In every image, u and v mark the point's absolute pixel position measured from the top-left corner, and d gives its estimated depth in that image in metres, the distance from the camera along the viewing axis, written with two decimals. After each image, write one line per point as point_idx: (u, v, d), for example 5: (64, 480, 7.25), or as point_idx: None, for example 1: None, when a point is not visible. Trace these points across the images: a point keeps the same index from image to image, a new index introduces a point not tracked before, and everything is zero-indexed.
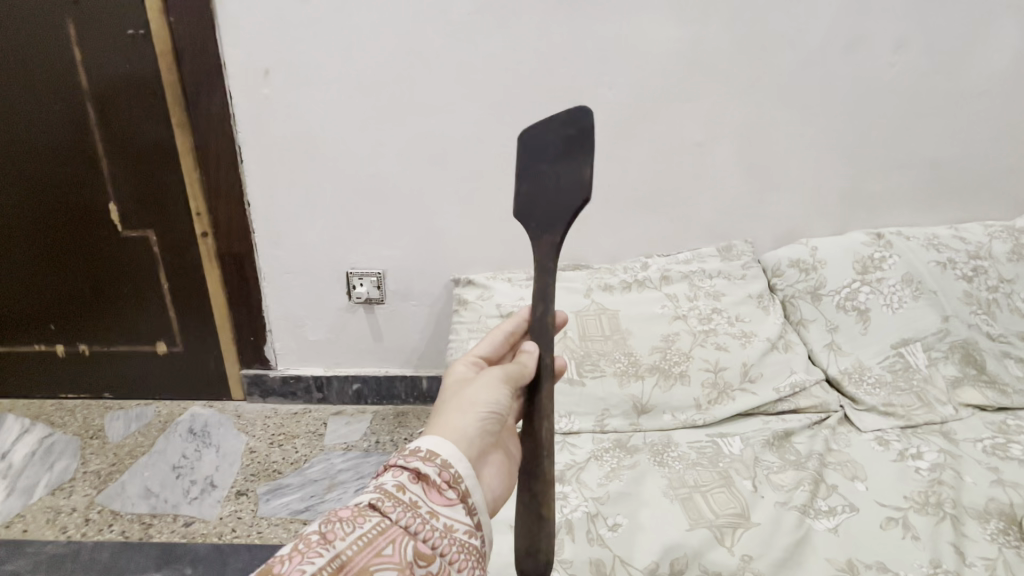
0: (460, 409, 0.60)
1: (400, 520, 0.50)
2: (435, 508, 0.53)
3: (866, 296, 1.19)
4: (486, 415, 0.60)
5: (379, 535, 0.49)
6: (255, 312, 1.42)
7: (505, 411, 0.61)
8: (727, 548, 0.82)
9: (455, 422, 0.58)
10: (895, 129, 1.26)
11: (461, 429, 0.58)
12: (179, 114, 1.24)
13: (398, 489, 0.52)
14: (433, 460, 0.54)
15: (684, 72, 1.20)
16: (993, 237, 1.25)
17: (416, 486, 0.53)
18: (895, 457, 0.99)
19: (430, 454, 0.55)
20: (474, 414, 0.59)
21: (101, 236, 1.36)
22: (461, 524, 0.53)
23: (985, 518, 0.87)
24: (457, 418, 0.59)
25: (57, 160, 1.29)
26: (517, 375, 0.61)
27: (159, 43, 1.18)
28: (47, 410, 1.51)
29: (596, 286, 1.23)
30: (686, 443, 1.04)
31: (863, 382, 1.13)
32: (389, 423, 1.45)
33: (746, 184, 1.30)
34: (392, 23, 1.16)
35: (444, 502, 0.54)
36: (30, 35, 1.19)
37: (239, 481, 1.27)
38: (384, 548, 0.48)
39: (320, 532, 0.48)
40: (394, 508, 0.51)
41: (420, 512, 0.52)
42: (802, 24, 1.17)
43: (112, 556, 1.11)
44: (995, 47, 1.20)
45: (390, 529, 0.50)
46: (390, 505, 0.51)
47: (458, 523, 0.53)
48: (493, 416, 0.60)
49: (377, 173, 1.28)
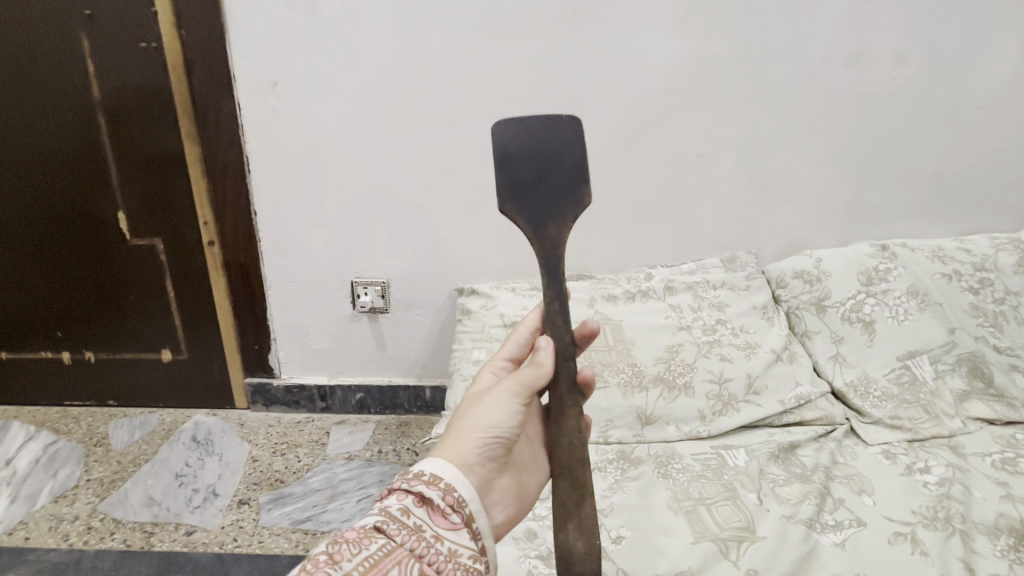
0: (466, 430, 0.59)
1: (406, 543, 0.50)
2: (439, 532, 0.53)
3: (871, 308, 1.18)
4: (491, 437, 0.59)
5: (385, 557, 0.49)
6: (259, 321, 1.42)
7: (511, 434, 0.60)
8: (733, 561, 0.81)
9: (457, 444, 0.58)
10: (899, 142, 1.26)
11: (464, 454, 0.57)
12: (189, 125, 1.25)
13: (403, 513, 0.52)
14: (436, 484, 0.54)
15: (687, 85, 1.20)
16: (999, 249, 1.24)
17: (420, 509, 0.53)
18: (903, 471, 0.98)
19: (433, 478, 0.54)
20: (477, 435, 0.58)
21: (111, 244, 1.37)
22: (465, 548, 0.53)
23: (994, 534, 0.86)
24: (459, 439, 0.58)
25: (68, 169, 1.31)
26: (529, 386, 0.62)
27: (170, 56, 1.19)
28: (52, 417, 1.51)
29: (600, 297, 1.23)
30: (690, 455, 1.03)
31: (869, 394, 1.12)
32: (392, 432, 1.44)
33: (750, 196, 1.30)
34: (398, 36, 1.17)
35: (449, 526, 0.53)
36: (42, 47, 1.21)
37: (241, 490, 1.27)
38: (390, 570, 0.48)
39: (328, 552, 0.48)
40: (399, 531, 0.51)
41: (425, 536, 0.52)
42: (803, 39, 1.17)
43: (113, 564, 1.10)
44: (997, 61, 1.20)
45: (396, 551, 0.49)
46: (395, 528, 0.51)
47: (463, 548, 0.53)
48: (500, 438, 0.59)
49: (382, 184, 1.29)
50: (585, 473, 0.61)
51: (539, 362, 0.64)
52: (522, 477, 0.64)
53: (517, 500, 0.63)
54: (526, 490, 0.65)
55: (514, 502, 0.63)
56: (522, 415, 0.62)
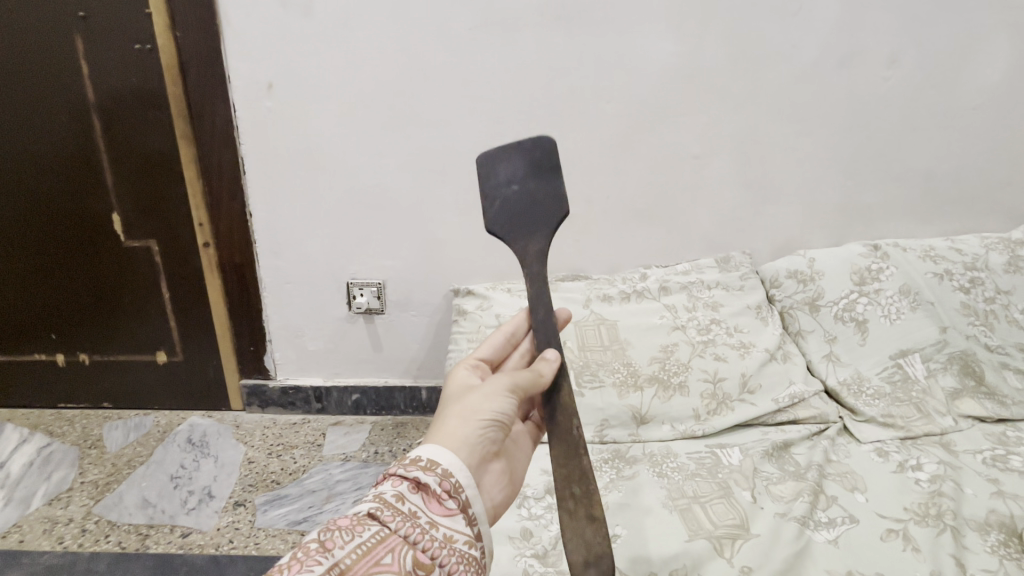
0: (464, 417, 0.59)
1: (399, 529, 0.50)
2: (434, 518, 0.53)
3: (863, 307, 1.19)
4: (489, 423, 0.59)
5: (379, 544, 0.49)
6: (255, 322, 1.43)
7: (508, 420, 0.61)
8: (727, 559, 0.82)
9: (456, 431, 0.58)
10: (891, 143, 1.27)
11: (463, 439, 0.57)
12: (183, 125, 1.25)
13: (397, 499, 0.52)
14: (433, 469, 0.54)
15: (682, 86, 1.21)
16: (989, 249, 1.25)
17: (416, 495, 0.53)
18: (895, 468, 0.99)
19: (430, 464, 0.54)
20: (477, 421, 0.59)
21: (104, 245, 1.36)
22: (460, 535, 0.53)
23: (985, 530, 0.87)
24: (458, 425, 0.58)
25: (62, 169, 1.30)
26: (527, 383, 0.61)
27: (164, 56, 1.19)
28: (45, 420, 1.50)
29: (595, 297, 1.24)
30: (685, 454, 1.04)
31: (861, 393, 1.13)
32: (388, 434, 1.45)
33: (743, 196, 1.31)
34: (394, 38, 1.17)
35: (444, 511, 0.54)
36: (38, 48, 1.21)
37: (237, 491, 1.27)
38: (383, 557, 0.48)
39: (319, 540, 0.48)
40: (394, 517, 0.51)
41: (420, 522, 0.52)
42: (797, 40, 1.18)
43: (108, 567, 1.10)
44: (988, 62, 1.21)
45: (389, 538, 0.49)
46: (389, 514, 0.51)
47: (458, 534, 0.53)
48: (497, 425, 0.60)
49: (378, 185, 1.29)
50: (577, 465, 0.60)
51: (539, 368, 0.63)
52: (513, 464, 0.65)
53: (511, 484, 0.63)
54: (518, 472, 0.66)
55: (510, 486, 0.63)
56: (518, 404, 0.62)
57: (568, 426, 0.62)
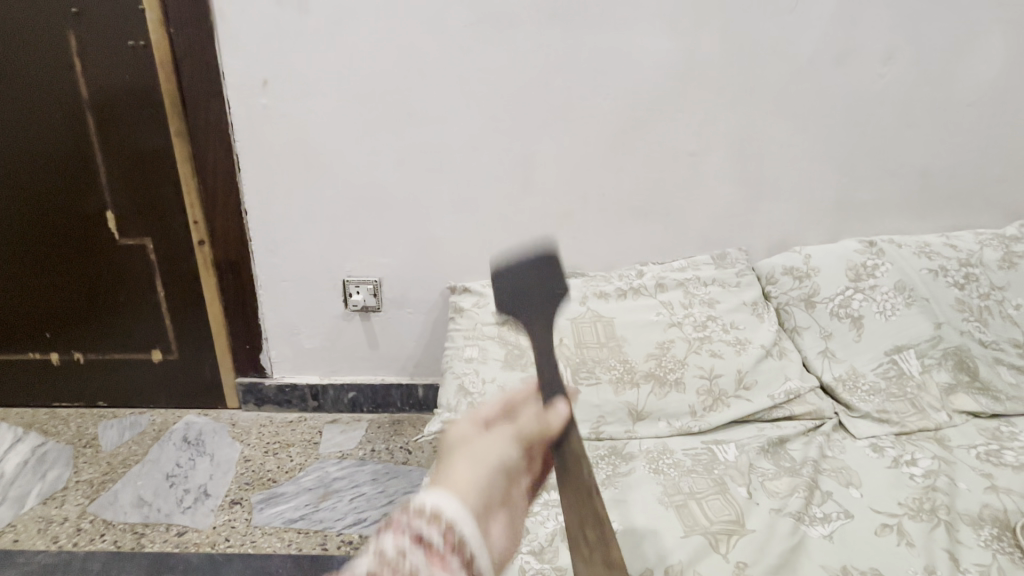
0: (468, 466, 0.54)
1: None
2: None
3: (859, 303, 1.20)
4: (496, 474, 0.54)
5: None
6: (251, 320, 1.42)
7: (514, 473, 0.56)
8: (722, 554, 0.82)
9: (459, 480, 0.52)
10: (886, 139, 1.28)
11: (472, 487, 0.51)
12: (178, 122, 1.24)
13: (397, 556, 0.42)
14: (436, 521, 0.46)
15: (679, 82, 1.21)
16: (983, 245, 1.25)
17: (417, 552, 0.43)
18: (890, 463, 1.00)
19: (433, 515, 0.46)
20: (481, 470, 0.53)
21: (99, 244, 1.36)
22: None
23: (978, 525, 0.87)
24: (462, 476, 0.52)
25: (55, 167, 1.29)
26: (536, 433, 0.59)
27: (158, 53, 1.19)
28: (40, 418, 1.50)
29: (592, 294, 1.24)
30: (681, 450, 1.04)
31: (857, 388, 1.14)
32: (385, 431, 1.44)
33: (739, 193, 1.31)
34: (390, 35, 1.17)
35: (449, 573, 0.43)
36: (31, 45, 1.20)
37: (233, 490, 1.27)
38: None
39: None
40: None
41: None
42: (793, 37, 1.18)
43: (103, 566, 1.10)
44: (983, 59, 1.22)
45: None
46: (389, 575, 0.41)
47: None
48: (502, 476, 0.55)
49: (374, 182, 1.29)
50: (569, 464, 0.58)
51: (548, 420, 0.59)
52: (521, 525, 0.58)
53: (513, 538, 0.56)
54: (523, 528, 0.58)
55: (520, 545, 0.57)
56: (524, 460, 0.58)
57: (580, 475, 0.57)
